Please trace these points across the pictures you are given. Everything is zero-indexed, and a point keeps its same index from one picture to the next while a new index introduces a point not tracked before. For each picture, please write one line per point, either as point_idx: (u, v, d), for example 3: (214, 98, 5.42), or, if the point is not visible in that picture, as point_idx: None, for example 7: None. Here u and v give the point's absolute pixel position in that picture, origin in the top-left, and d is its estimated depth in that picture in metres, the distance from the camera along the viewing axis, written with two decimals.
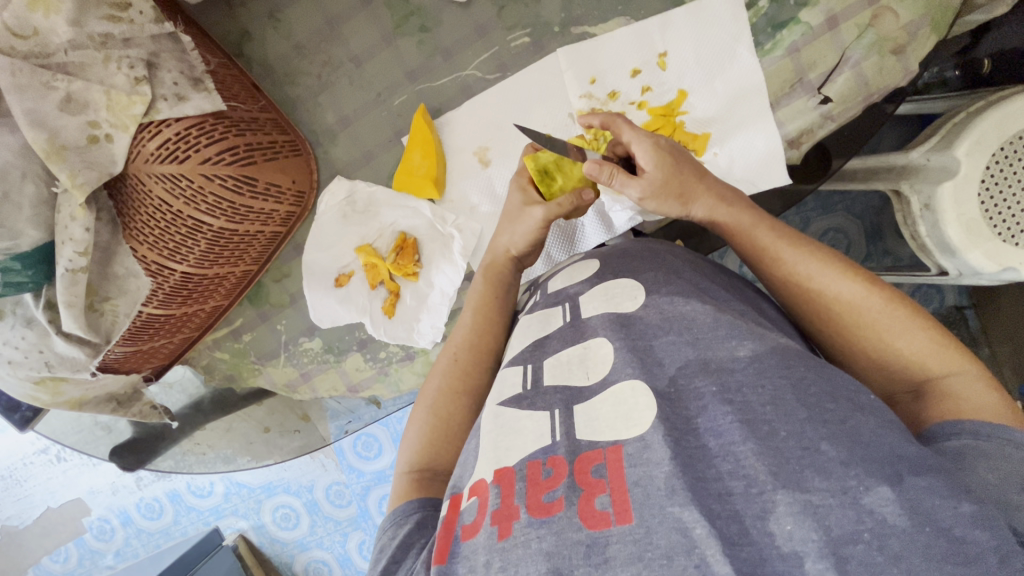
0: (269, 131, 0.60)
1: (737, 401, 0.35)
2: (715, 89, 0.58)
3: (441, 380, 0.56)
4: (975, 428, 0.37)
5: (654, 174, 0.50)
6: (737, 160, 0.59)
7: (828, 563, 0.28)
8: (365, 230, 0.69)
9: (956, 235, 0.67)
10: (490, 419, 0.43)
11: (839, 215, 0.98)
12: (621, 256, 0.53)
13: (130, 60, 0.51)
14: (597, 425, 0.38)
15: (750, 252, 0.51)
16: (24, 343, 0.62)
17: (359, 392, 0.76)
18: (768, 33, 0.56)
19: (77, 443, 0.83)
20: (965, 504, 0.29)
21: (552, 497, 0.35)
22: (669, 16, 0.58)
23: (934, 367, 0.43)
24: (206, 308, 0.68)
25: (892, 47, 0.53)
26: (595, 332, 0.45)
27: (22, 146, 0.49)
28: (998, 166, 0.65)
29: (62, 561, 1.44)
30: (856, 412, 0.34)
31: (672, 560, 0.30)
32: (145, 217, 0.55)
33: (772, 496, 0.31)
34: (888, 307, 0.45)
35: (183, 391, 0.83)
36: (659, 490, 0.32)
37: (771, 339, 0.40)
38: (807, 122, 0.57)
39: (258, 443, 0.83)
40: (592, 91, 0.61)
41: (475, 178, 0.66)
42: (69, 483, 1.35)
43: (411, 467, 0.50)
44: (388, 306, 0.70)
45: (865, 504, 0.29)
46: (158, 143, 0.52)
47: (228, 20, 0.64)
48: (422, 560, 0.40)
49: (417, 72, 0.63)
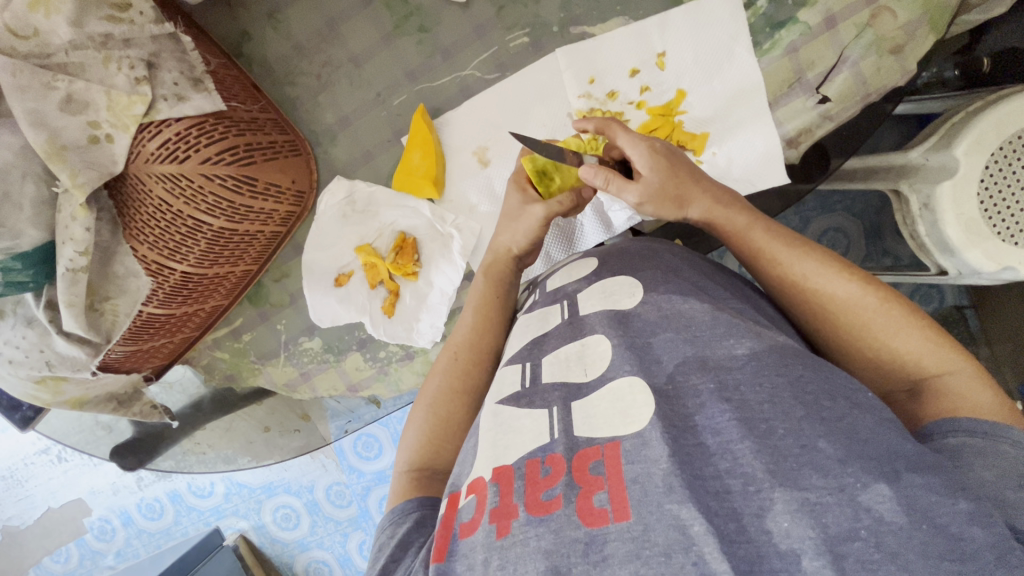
0: (269, 131, 0.60)
1: (735, 399, 0.35)
2: (714, 89, 0.58)
3: (441, 378, 0.56)
4: (972, 425, 0.37)
5: (651, 177, 0.50)
6: (736, 160, 0.59)
7: (825, 560, 0.28)
8: (365, 230, 0.69)
9: (956, 235, 0.67)
10: (489, 417, 0.43)
11: (839, 214, 0.98)
12: (620, 254, 0.53)
13: (130, 60, 0.51)
14: (595, 422, 0.38)
15: (747, 252, 0.51)
16: (25, 343, 0.62)
17: (359, 391, 0.76)
18: (767, 32, 0.56)
19: (78, 442, 0.84)
20: (962, 502, 0.30)
21: (551, 495, 0.35)
22: (668, 16, 0.58)
23: (930, 365, 0.43)
24: (206, 307, 0.68)
25: (890, 47, 0.53)
26: (593, 329, 0.45)
27: (22, 146, 0.50)
28: (997, 166, 0.65)
29: (62, 561, 1.44)
30: (853, 409, 0.34)
31: (670, 558, 0.30)
32: (145, 216, 0.55)
33: (769, 494, 0.31)
34: (884, 306, 0.45)
35: (183, 391, 0.82)
36: (657, 487, 0.32)
37: (768, 337, 0.40)
38: (806, 122, 0.57)
39: (258, 442, 0.83)
40: (591, 90, 0.61)
41: (474, 177, 0.66)
42: (69, 483, 1.35)
43: (411, 465, 0.51)
44: (387, 306, 0.70)
45: (862, 501, 0.30)
46: (158, 143, 0.52)
47: (227, 20, 0.64)
48: (421, 558, 0.40)
49: (416, 72, 0.63)
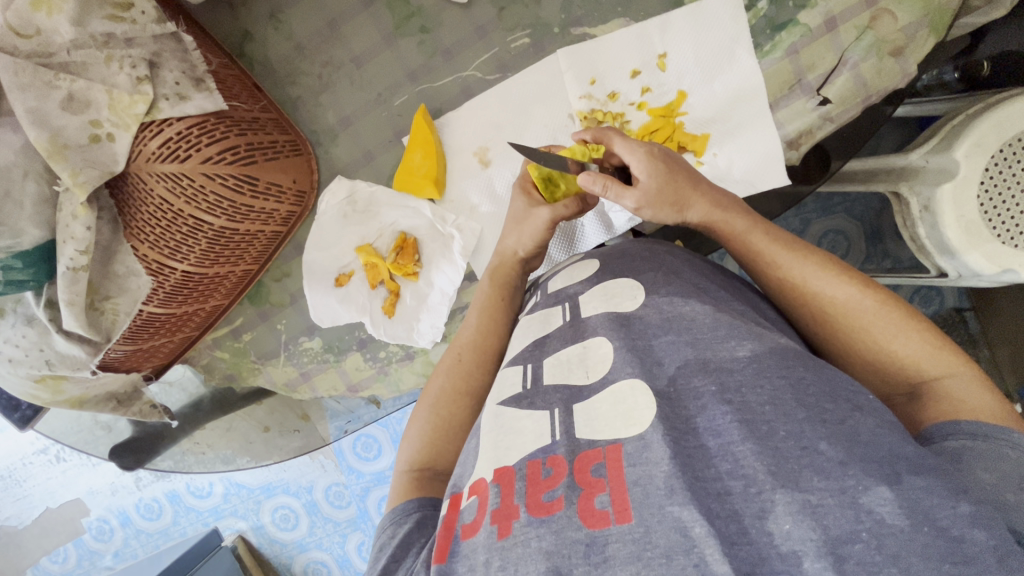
0: (269, 131, 0.60)
1: (736, 401, 0.35)
2: (714, 90, 0.58)
3: (443, 379, 0.56)
4: (971, 428, 0.37)
5: (649, 183, 0.50)
6: (737, 162, 0.59)
7: (826, 562, 0.28)
8: (365, 230, 0.69)
9: (956, 237, 0.67)
10: (491, 418, 0.43)
11: (839, 216, 0.98)
12: (622, 255, 0.53)
13: (132, 59, 0.51)
14: (596, 424, 0.38)
15: (746, 256, 0.51)
16: (25, 342, 0.62)
17: (359, 391, 0.76)
18: (768, 34, 0.56)
19: (77, 443, 0.84)
20: (963, 504, 0.29)
21: (552, 496, 0.35)
22: (669, 18, 0.58)
23: (929, 368, 0.43)
24: (206, 307, 0.68)
25: (891, 49, 0.53)
26: (595, 331, 0.45)
27: (23, 145, 0.50)
28: (997, 168, 0.65)
29: (62, 561, 1.44)
30: (854, 411, 0.34)
31: (671, 559, 0.30)
32: (146, 216, 0.55)
33: (770, 496, 0.31)
34: (882, 310, 0.45)
35: (183, 390, 0.82)
36: (659, 489, 0.32)
37: (769, 339, 0.40)
38: (806, 124, 0.57)
39: (258, 442, 0.84)
40: (592, 91, 0.61)
41: (475, 178, 0.66)
42: (68, 483, 1.35)
43: (412, 465, 0.51)
44: (388, 306, 0.70)
45: (862, 503, 0.29)
46: (159, 142, 0.52)
47: (228, 20, 0.64)
48: (422, 559, 0.39)
49: (417, 72, 0.63)
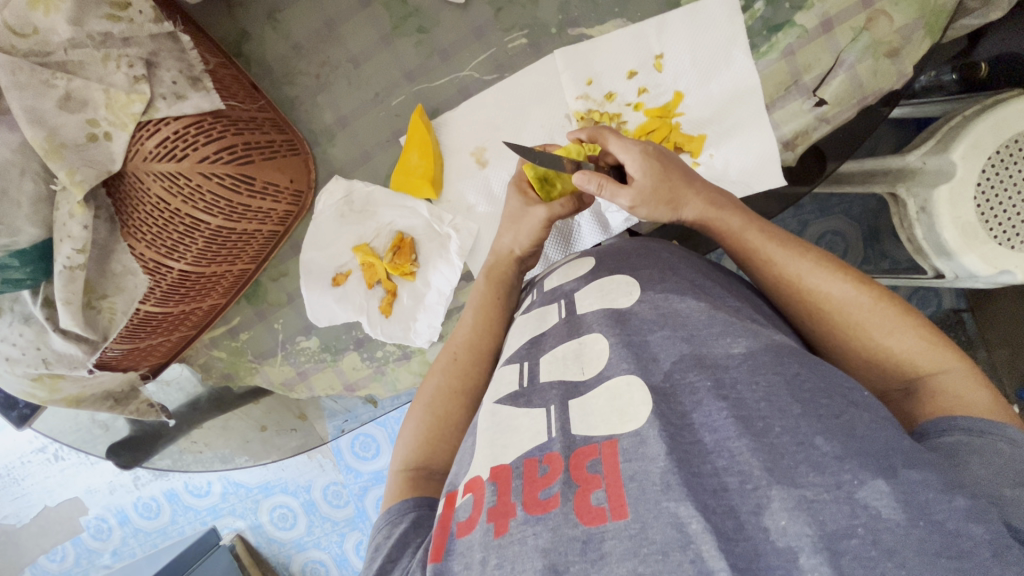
0: (267, 131, 0.60)
1: (732, 397, 0.36)
2: (711, 91, 0.59)
3: (440, 377, 0.56)
4: (968, 424, 0.37)
5: (644, 182, 0.50)
6: (732, 163, 0.60)
7: (822, 558, 0.28)
8: (362, 230, 0.69)
9: (953, 237, 0.68)
10: (488, 417, 0.43)
11: (836, 217, 0.99)
12: (618, 253, 0.53)
13: (129, 59, 0.51)
14: (592, 420, 0.38)
15: (741, 254, 0.51)
16: (22, 340, 0.62)
17: (356, 391, 0.76)
18: (763, 36, 0.57)
19: (74, 441, 0.84)
20: (959, 498, 0.29)
21: (548, 493, 0.35)
22: (666, 18, 0.58)
23: (924, 364, 0.43)
24: (203, 307, 0.68)
25: (886, 51, 0.54)
26: (590, 328, 0.45)
27: (21, 144, 0.50)
28: (994, 170, 0.65)
29: (59, 560, 1.44)
30: (850, 407, 0.34)
31: (667, 556, 0.30)
32: (143, 215, 0.55)
33: (766, 492, 0.31)
34: (878, 306, 0.45)
35: (180, 390, 0.82)
36: (655, 485, 0.32)
37: (765, 336, 0.40)
38: (802, 125, 0.58)
39: (256, 441, 0.84)
40: (589, 92, 0.61)
41: (472, 178, 0.67)
42: (65, 482, 1.34)
43: (408, 464, 0.51)
44: (386, 306, 0.70)
45: (859, 498, 0.29)
46: (156, 141, 0.52)
47: (227, 20, 0.64)
48: (418, 559, 0.39)
49: (415, 72, 0.64)
